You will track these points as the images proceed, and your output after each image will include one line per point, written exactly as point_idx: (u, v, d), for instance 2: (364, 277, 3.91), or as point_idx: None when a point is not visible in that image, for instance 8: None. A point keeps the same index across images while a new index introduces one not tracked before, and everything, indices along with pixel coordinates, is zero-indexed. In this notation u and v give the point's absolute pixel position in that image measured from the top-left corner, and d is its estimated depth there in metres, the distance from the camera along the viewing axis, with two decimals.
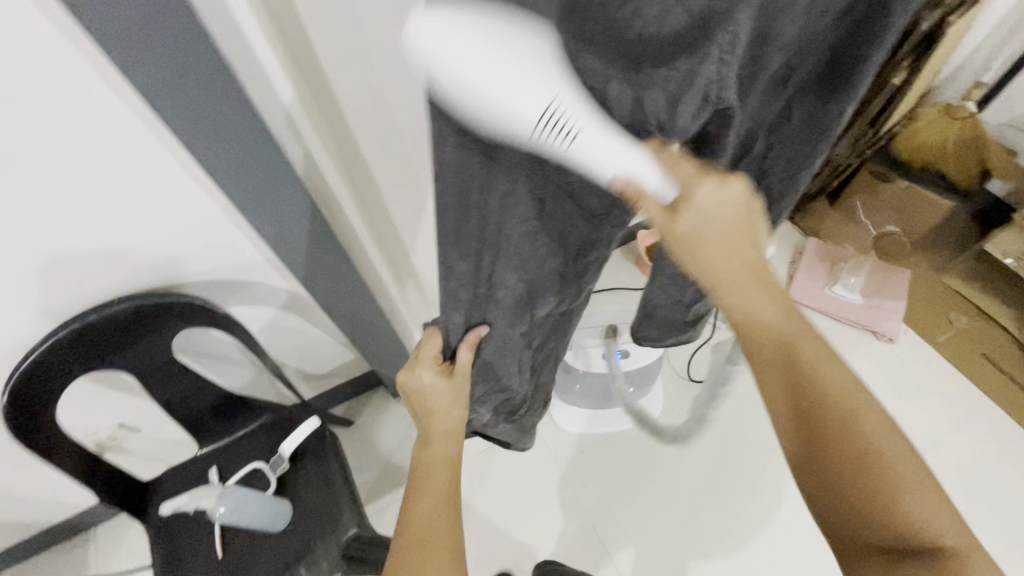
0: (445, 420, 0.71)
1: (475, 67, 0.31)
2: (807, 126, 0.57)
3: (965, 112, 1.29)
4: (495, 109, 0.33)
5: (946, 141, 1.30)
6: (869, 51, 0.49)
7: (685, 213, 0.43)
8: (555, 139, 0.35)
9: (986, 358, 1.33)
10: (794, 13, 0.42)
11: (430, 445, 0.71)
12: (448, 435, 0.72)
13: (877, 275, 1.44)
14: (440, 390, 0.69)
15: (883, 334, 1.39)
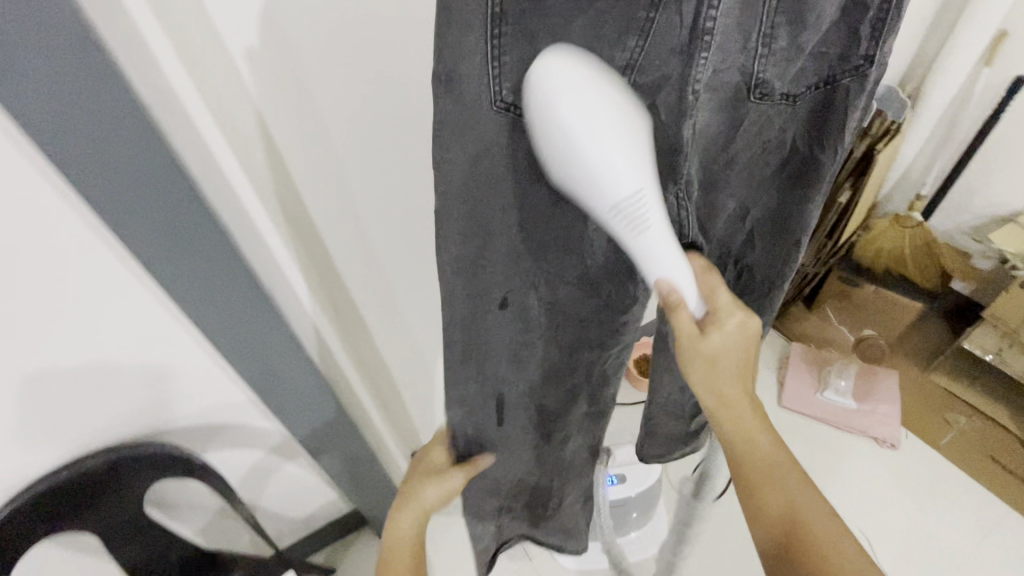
0: (418, 504, 0.69)
1: (588, 134, 0.39)
2: (772, 256, 0.60)
3: (914, 221, 1.40)
4: (586, 174, 0.41)
5: (902, 247, 1.40)
6: (811, 193, 0.53)
7: (715, 329, 0.57)
8: (628, 222, 0.44)
9: (994, 461, 1.31)
10: (735, 163, 0.51)
11: (394, 528, 0.69)
12: (416, 522, 0.69)
13: (866, 378, 1.41)
14: (440, 458, 0.72)
15: (885, 440, 1.34)
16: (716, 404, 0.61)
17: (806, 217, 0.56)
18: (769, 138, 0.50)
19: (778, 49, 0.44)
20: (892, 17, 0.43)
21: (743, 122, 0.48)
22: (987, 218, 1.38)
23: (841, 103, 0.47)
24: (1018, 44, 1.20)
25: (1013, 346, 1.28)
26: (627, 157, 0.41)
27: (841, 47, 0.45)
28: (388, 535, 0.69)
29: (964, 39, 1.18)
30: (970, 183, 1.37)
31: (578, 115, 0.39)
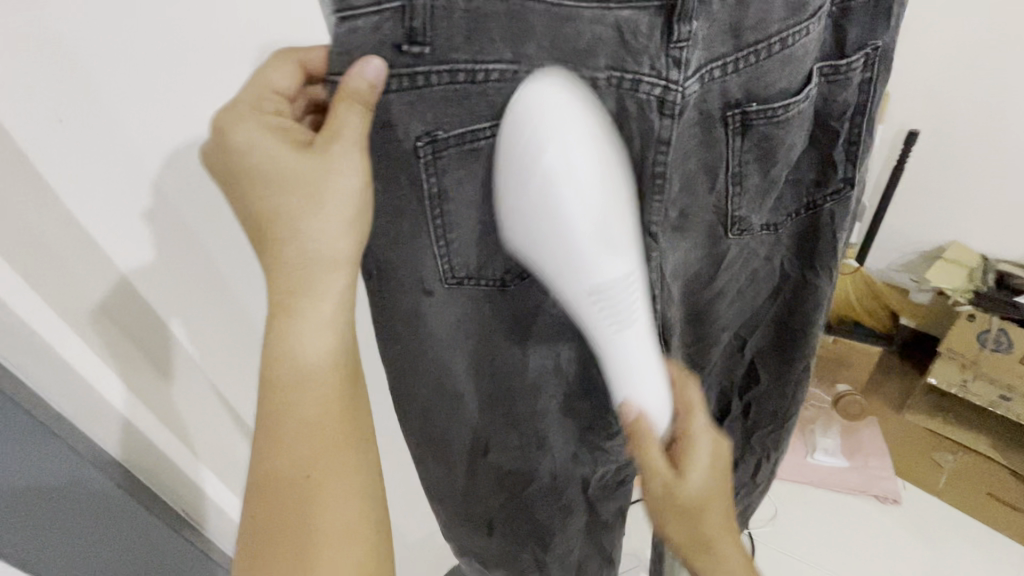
0: (313, 351, 0.40)
1: (577, 203, 0.34)
2: (777, 383, 0.56)
3: (851, 267, 1.43)
4: (569, 254, 0.35)
5: (848, 295, 1.42)
6: (811, 319, 0.51)
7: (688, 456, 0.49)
8: (609, 306, 0.37)
9: (994, 497, 1.26)
10: (725, 300, 0.48)
11: (281, 397, 0.40)
12: (321, 371, 0.40)
13: (849, 433, 1.38)
14: (308, 249, 0.39)
15: (887, 496, 1.29)
16: (672, 499, 0.49)
17: (810, 341, 0.52)
18: (756, 270, 0.48)
19: (750, 186, 0.41)
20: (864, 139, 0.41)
21: (724, 260, 0.45)
22: (916, 256, 1.44)
23: (826, 230, 0.45)
24: (900, 101, 1.31)
25: (978, 378, 1.27)
26: (611, 233, 0.35)
27: (817, 172, 0.43)
28: (270, 408, 0.41)
29: None
30: (891, 224, 1.45)
31: (562, 169, 0.33)
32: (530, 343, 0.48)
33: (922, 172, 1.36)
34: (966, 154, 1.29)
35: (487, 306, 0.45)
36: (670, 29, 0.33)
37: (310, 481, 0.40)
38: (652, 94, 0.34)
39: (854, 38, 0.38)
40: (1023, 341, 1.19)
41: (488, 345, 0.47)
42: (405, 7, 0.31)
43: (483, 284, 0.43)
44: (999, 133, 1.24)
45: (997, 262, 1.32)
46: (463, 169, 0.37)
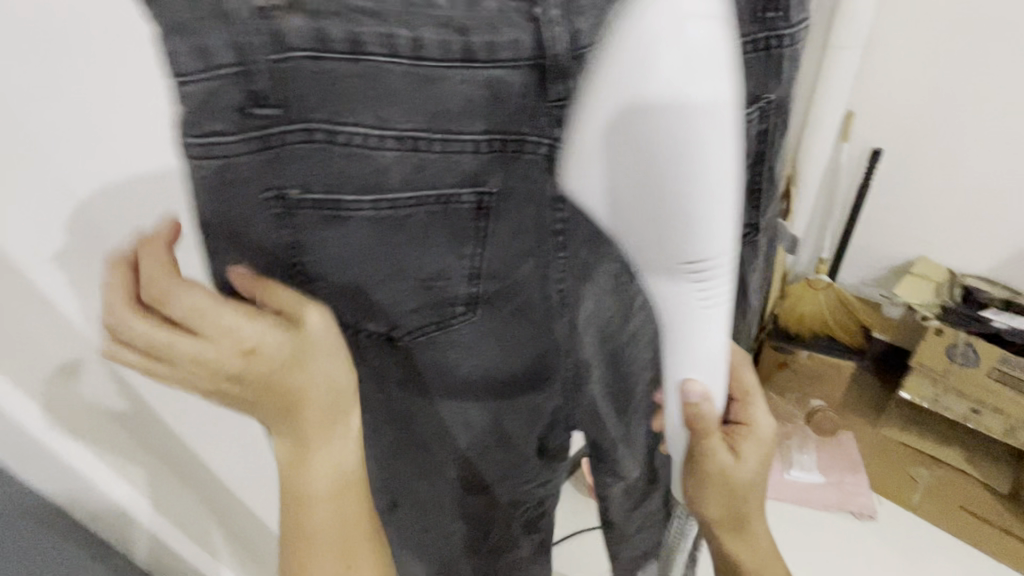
0: (345, 447, 0.40)
1: (692, 165, 0.29)
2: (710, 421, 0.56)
3: (823, 282, 1.45)
4: (668, 229, 0.31)
5: (822, 310, 1.43)
6: None
7: (747, 442, 0.53)
8: (699, 287, 0.34)
9: (967, 511, 1.27)
10: (643, 349, 0.46)
11: (307, 482, 0.39)
12: (351, 467, 0.41)
13: (825, 448, 1.38)
14: (351, 354, 0.37)
15: (863, 512, 1.27)
16: (727, 480, 0.51)
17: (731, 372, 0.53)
18: None
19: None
20: (767, 190, 0.41)
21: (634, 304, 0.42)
22: (886, 270, 1.47)
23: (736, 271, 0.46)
24: (864, 122, 1.34)
25: (949, 393, 1.28)
26: (721, 207, 0.30)
27: None
28: (291, 490, 0.40)
29: (819, 123, 1.30)
30: (859, 240, 1.47)
31: (674, 125, 0.28)
32: (436, 399, 0.46)
33: (887, 190, 1.38)
34: (931, 170, 1.31)
35: (379, 356, 0.43)
36: (546, 90, 0.32)
37: (341, 550, 0.41)
38: (541, 150, 0.34)
39: (752, 93, 0.34)
40: (988, 354, 1.20)
41: (393, 392, 0.46)
42: (246, 70, 0.27)
43: (365, 334, 0.40)
44: (959, 153, 1.27)
45: (964, 277, 1.35)
46: (335, 236, 0.34)
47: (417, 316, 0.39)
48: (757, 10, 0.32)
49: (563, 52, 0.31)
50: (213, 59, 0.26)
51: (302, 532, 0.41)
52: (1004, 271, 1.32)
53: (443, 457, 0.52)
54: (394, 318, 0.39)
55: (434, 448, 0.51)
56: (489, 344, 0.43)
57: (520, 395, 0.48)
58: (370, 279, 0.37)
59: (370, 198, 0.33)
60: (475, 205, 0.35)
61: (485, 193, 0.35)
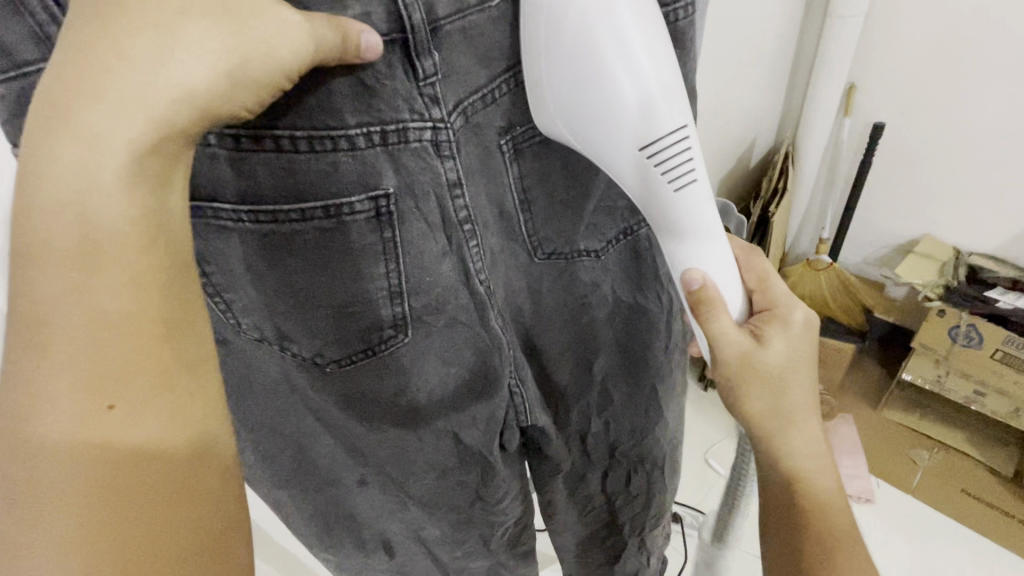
0: (52, 380, 0.24)
1: (626, 59, 0.31)
2: (640, 407, 0.56)
3: (823, 263, 1.38)
4: (625, 122, 0.33)
5: (822, 290, 1.37)
6: (648, 337, 0.51)
7: (773, 326, 0.44)
8: (673, 172, 0.35)
9: (968, 494, 1.24)
10: (553, 329, 0.46)
11: (12, 451, 0.24)
12: (69, 432, 0.24)
13: (823, 433, 1.35)
14: (43, 207, 0.24)
15: (861, 496, 1.25)
16: (771, 385, 0.44)
17: (657, 361, 0.53)
18: (583, 293, 0.46)
19: (550, 218, 0.41)
20: None
21: (539, 284, 0.43)
22: (888, 249, 1.43)
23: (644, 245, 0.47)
24: (866, 95, 1.28)
25: (951, 374, 1.25)
26: (669, 92, 0.33)
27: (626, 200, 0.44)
28: (0, 474, 0.25)
29: (819, 95, 1.23)
30: (861, 219, 1.43)
31: (614, 30, 0.31)
32: (373, 420, 0.44)
33: (891, 166, 1.33)
34: (933, 144, 1.26)
35: (306, 381, 0.41)
36: (412, 64, 0.30)
37: (97, 484, 0.25)
38: (423, 139, 0.32)
39: None
40: (992, 336, 1.16)
41: (326, 408, 0.44)
42: (54, 61, 0.26)
43: (297, 359, 0.39)
44: (969, 125, 1.21)
45: (969, 256, 1.31)
46: (223, 248, 0.33)
47: (339, 343, 0.37)
48: None
49: (422, 21, 0.29)
50: (16, 56, 0.26)
51: (1, 559, 0.24)
52: (1013, 248, 1.27)
53: (399, 469, 0.49)
54: (313, 342, 0.37)
55: (389, 462, 0.48)
56: (428, 361, 0.40)
57: (469, 405, 0.44)
58: (283, 299, 0.35)
59: (242, 208, 0.31)
60: (371, 212, 0.32)
61: (382, 199, 0.32)
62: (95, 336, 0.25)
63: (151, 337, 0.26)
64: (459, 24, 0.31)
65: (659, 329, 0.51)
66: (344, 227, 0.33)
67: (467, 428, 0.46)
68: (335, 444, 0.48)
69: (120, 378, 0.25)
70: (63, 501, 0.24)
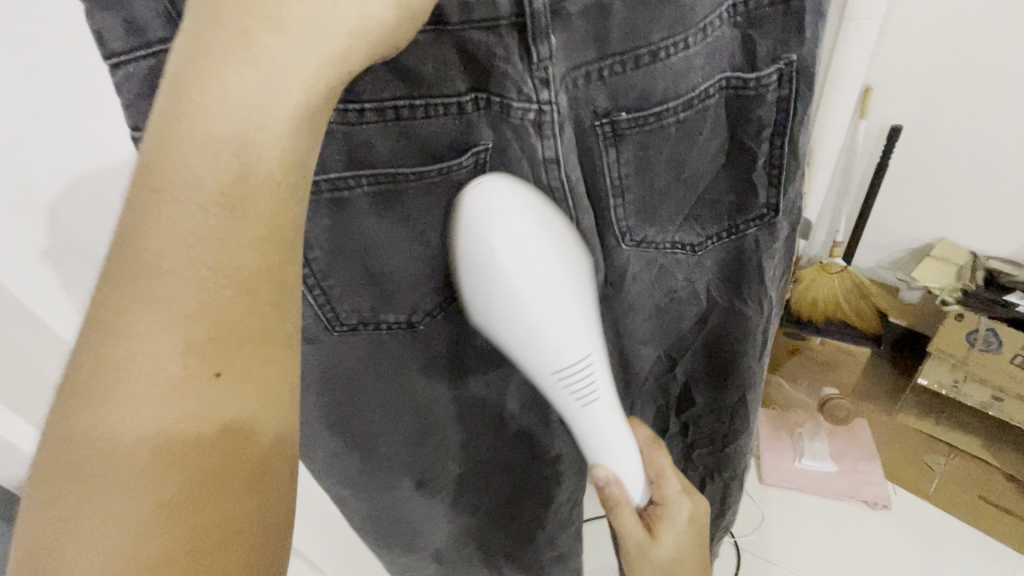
0: (154, 343, 0.25)
1: (537, 301, 0.35)
2: (714, 399, 0.59)
3: (836, 266, 1.39)
4: (548, 348, 0.36)
5: (836, 293, 1.36)
6: (738, 332, 0.52)
7: (664, 524, 0.47)
8: (581, 393, 0.39)
9: (986, 500, 1.22)
10: (637, 314, 0.49)
11: (93, 389, 0.25)
12: (164, 394, 0.25)
13: (837, 438, 1.34)
14: (180, 175, 0.25)
15: (877, 502, 1.24)
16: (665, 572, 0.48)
17: (746, 357, 0.54)
18: (675, 288, 0.47)
19: (649, 207, 0.41)
20: (785, 160, 0.41)
21: (630, 274, 0.45)
22: (905, 252, 1.42)
23: (752, 247, 0.46)
24: (883, 97, 1.28)
25: (968, 379, 1.24)
26: (576, 332, 0.37)
27: (736, 194, 0.44)
28: (73, 398, 0.25)
29: (835, 99, 1.23)
30: (878, 222, 1.42)
31: (516, 261, 0.34)
32: (455, 373, 0.48)
33: (910, 169, 1.32)
34: (951, 147, 1.25)
35: (402, 352, 0.43)
36: (529, 47, 0.32)
37: (171, 445, 0.26)
38: (525, 114, 0.34)
39: (769, 53, 0.37)
40: (1012, 341, 1.14)
41: (411, 379, 0.45)
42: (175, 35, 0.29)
43: (386, 328, 0.41)
44: (987, 129, 1.20)
45: (987, 260, 1.29)
46: (348, 224, 0.35)
47: (434, 293, 0.41)
48: None
49: (542, 6, 0.31)
50: (147, 32, 0.28)
51: (56, 505, 0.25)
52: None
53: (469, 422, 0.53)
54: (415, 304, 0.40)
55: (458, 416, 0.52)
56: None
57: None
58: (367, 275, 0.38)
59: (368, 178, 0.34)
60: (472, 166, 0.36)
61: (482, 152, 0.36)
62: (215, 290, 0.26)
63: (265, 322, 0.28)
64: (581, 7, 0.33)
65: (756, 332, 0.53)
66: (448, 184, 0.36)
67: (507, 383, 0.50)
68: (411, 426, 0.49)
69: (226, 348, 0.27)
70: (120, 445, 0.25)
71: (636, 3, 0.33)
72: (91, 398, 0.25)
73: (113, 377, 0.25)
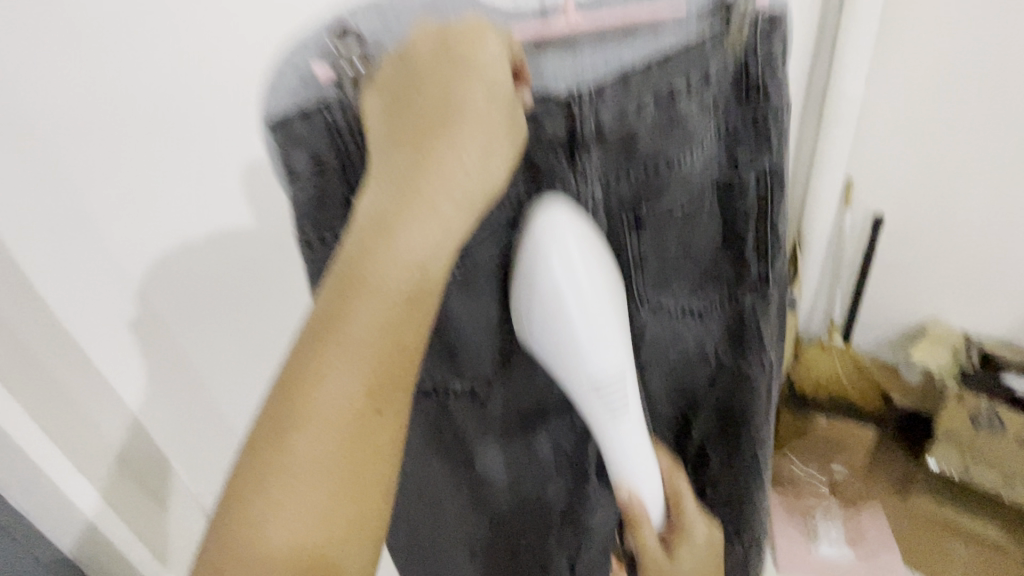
0: (343, 386, 0.32)
1: (580, 312, 0.38)
2: (728, 463, 0.62)
3: (836, 345, 1.42)
4: (582, 362, 0.39)
5: (838, 373, 1.40)
6: (745, 401, 0.55)
7: (684, 547, 0.50)
8: (612, 408, 0.42)
9: None
10: (653, 372, 0.55)
11: (285, 434, 0.32)
12: (345, 422, 0.32)
13: (852, 522, 1.32)
14: (388, 260, 0.32)
15: None
16: None
17: (755, 425, 0.57)
18: (686, 351, 0.53)
19: (660, 277, 0.48)
20: (768, 244, 0.46)
21: (646, 335, 0.52)
22: (900, 333, 1.47)
23: (750, 322, 0.51)
24: (865, 189, 1.37)
25: (977, 462, 1.24)
26: (614, 347, 0.40)
27: (733, 271, 0.49)
28: (267, 440, 0.32)
29: (819, 189, 1.34)
30: (872, 303, 1.48)
31: (569, 277, 0.37)
32: (508, 433, 0.52)
33: (897, 256, 1.41)
34: (932, 237, 1.35)
35: (467, 409, 0.48)
36: (575, 159, 0.41)
37: (342, 466, 0.32)
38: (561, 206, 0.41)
39: (747, 158, 0.43)
40: (1015, 422, 1.16)
41: (470, 434, 0.50)
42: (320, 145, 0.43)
43: (450, 391, 0.46)
44: (962, 221, 1.30)
45: (979, 342, 1.35)
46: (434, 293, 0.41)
47: (493, 358, 0.46)
48: (742, 96, 0.41)
49: (588, 132, 0.40)
50: None
51: (245, 500, 0.31)
52: None
53: (516, 485, 0.56)
54: (478, 366, 0.45)
55: (509, 479, 0.55)
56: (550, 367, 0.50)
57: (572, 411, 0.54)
58: (441, 344, 0.44)
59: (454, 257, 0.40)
60: None
61: None
62: (379, 372, 0.33)
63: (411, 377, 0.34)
64: (619, 134, 0.41)
65: (763, 396, 0.55)
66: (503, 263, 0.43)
67: (559, 448, 0.56)
68: (461, 477, 0.53)
69: (391, 395, 0.33)
70: (298, 456, 0.32)
71: (658, 130, 0.41)
72: (287, 416, 0.32)
73: (305, 405, 0.32)
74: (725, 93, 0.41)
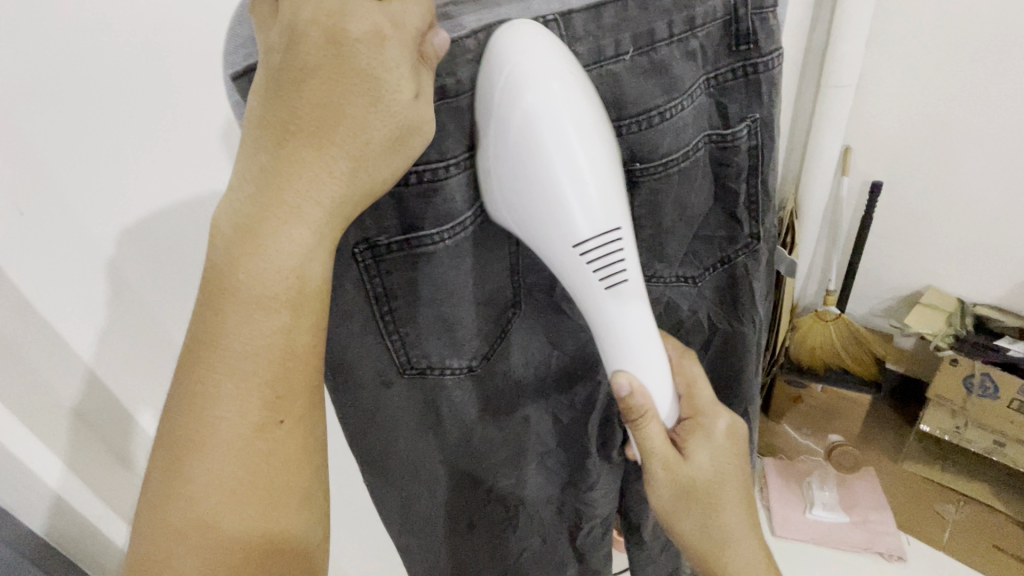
0: (231, 409, 0.30)
1: (560, 149, 0.34)
2: None
3: (830, 313, 1.41)
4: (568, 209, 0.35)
5: (833, 341, 1.39)
6: (735, 355, 0.57)
7: (696, 439, 0.47)
8: (608, 265, 0.37)
9: (998, 548, 1.21)
10: None
11: (183, 462, 0.30)
12: (242, 436, 0.30)
13: (846, 486, 1.33)
14: (263, 270, 0.30)
15: (890, 553, 1.20)
16: (705, 500, 0.48)
17: (744, 376, 0.59)
18: (682, 317, 0.52)
19: (657, 243, 0.46)
20: (758, 196, 0.47)
21: None
22: (894, 300, 1.47)
23: (743, 277, 0.51)
24: (861, 155, 1.36)
25: (969, 424, 1.26)
26: (606, 191, 0.36)
27: (725, 229, 0.49)
28: (165, 466, 0.30)
29: (819, 155, 1.31)
30: (867, 272, 1.48)
31: (542, 116, 0.34)
32: (502, 413, 0.51)
33: (893, 223, 1.40)
34: (929, 204, 1.34)
35: (463, 391, 0.46)
36: None
37: (254, 485, 0.31)
38: None
39: (738, 112, 0.43)
40: (1007, 385, 1.16)
41: (461, 414, 0.48)
42: None
43: (448, 373, 0.44)
44: (960, 186, 1.29)
45: (973, 306, 1.35)
46: (421, 271, 0.39)
47: (485, 337, 0.44)
48: (732, 48, 0.41)
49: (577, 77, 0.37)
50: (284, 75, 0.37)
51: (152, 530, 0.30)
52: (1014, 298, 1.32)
53: (513, 463, 0.55)
54: (472, 345, 0.44)
55: (501, 459, 0.54)
56: (539, 339, 0.50)
57: (570, 388, 0.54)
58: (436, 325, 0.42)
59: (444, 231, 0.38)
60: None
61: None
62: (276, 378, 0.31)
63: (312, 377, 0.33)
64: (597, 74, 0.38)
65: (754, 352, 0.57)
66: (486, 234, 0.41)
67: (557, 423, 0.55)
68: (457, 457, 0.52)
69: (293, 402, 0.32)
70: (197, 480, 0.30)
71: (638, 72, 0.38)
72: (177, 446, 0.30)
73: (197, 433, 0.30)
74: (715, 44, 0.41)
